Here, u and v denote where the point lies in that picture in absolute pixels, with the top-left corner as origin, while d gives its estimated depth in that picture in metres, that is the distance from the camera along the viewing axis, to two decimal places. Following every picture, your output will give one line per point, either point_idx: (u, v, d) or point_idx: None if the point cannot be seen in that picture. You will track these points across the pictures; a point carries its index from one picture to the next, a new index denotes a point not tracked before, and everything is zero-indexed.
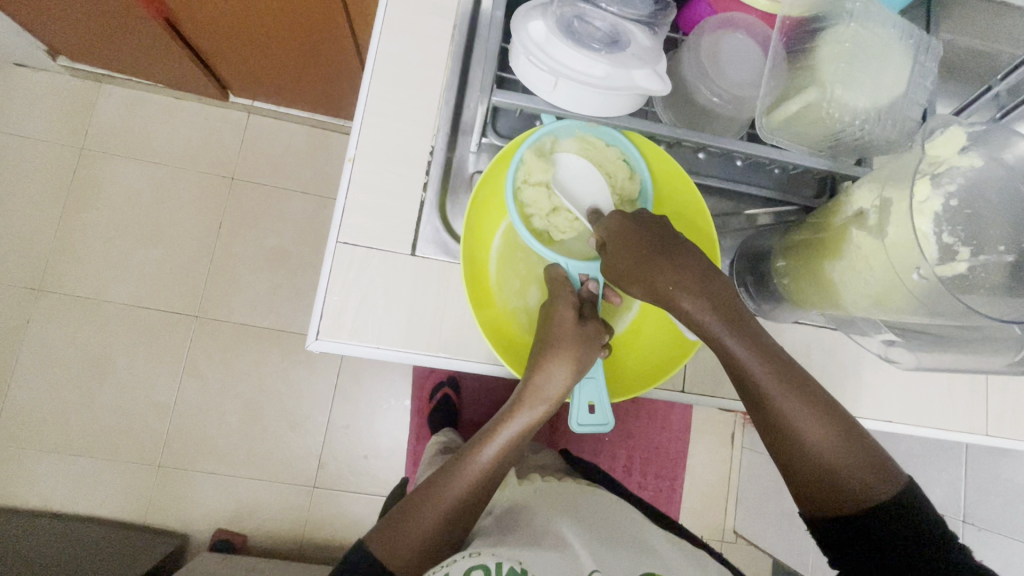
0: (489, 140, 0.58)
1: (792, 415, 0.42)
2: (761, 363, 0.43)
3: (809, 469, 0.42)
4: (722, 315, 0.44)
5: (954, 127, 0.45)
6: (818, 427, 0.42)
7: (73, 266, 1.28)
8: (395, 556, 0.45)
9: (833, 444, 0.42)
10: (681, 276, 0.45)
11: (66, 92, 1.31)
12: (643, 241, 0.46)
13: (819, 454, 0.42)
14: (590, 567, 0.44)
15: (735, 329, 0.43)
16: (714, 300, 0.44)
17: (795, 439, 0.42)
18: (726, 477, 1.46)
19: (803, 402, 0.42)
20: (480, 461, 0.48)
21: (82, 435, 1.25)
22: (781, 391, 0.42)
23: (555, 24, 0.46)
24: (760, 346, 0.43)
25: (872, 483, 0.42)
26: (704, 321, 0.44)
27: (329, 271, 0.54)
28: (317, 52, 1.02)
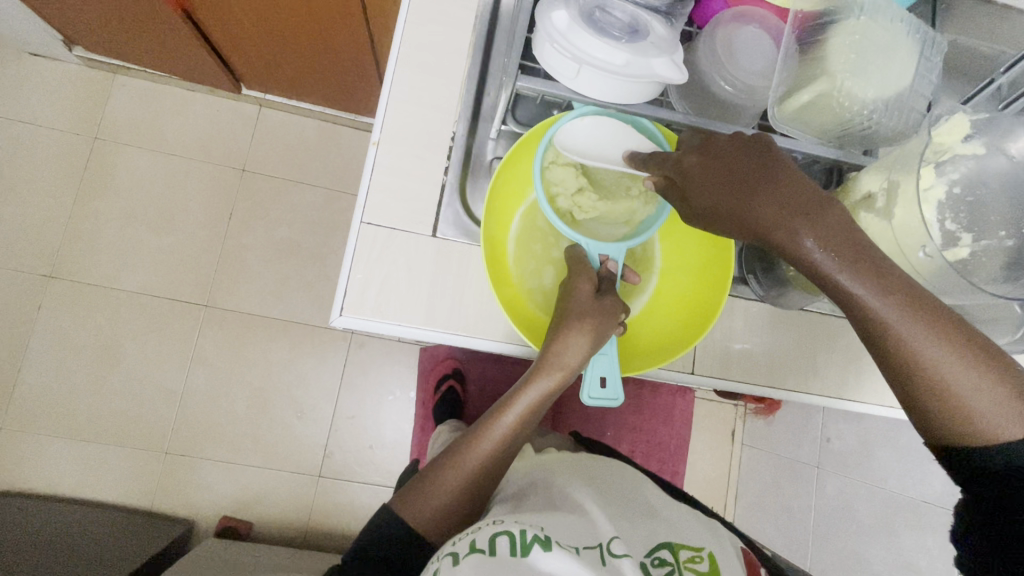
0: (508, 127, 0.59)
1: (914, 346, 0.38)
2: (887, 298, 0.37)
3: (932, 405, 0.38)
4: (851, 252, 0.38)
5: (958, 115, 0.48)
6: (949, 357, 0.37)
7: (85, 253, 1.30)
8: (419, 519, 0.48)
9: (965, 371, 0.37)
10: (796, 209, 0.39)
11: (81, 82, 1.33)
12: (734, 175, 0.42)
13: (951, 386, 0.37)
14: (609, 536, 0.46)
15: (857, 266, 0.38)
16: (835, 235, 0.38)
17: (919, 375, 0.38)
18: (726, 472, 1.48)
19: (931, 332, 0.37)
20: (497, 431, 0.50)
21: (91, 421, 1.26)
22: (905, 325, 0.37)
23: (578, 13, 0.48)
24: (882, 278, 0.38)
25: (1010, 414, 0.37)
26: (823, 259, 0.38)
27: (353, 250, 0.55)
28: (330, 45, 1.04)
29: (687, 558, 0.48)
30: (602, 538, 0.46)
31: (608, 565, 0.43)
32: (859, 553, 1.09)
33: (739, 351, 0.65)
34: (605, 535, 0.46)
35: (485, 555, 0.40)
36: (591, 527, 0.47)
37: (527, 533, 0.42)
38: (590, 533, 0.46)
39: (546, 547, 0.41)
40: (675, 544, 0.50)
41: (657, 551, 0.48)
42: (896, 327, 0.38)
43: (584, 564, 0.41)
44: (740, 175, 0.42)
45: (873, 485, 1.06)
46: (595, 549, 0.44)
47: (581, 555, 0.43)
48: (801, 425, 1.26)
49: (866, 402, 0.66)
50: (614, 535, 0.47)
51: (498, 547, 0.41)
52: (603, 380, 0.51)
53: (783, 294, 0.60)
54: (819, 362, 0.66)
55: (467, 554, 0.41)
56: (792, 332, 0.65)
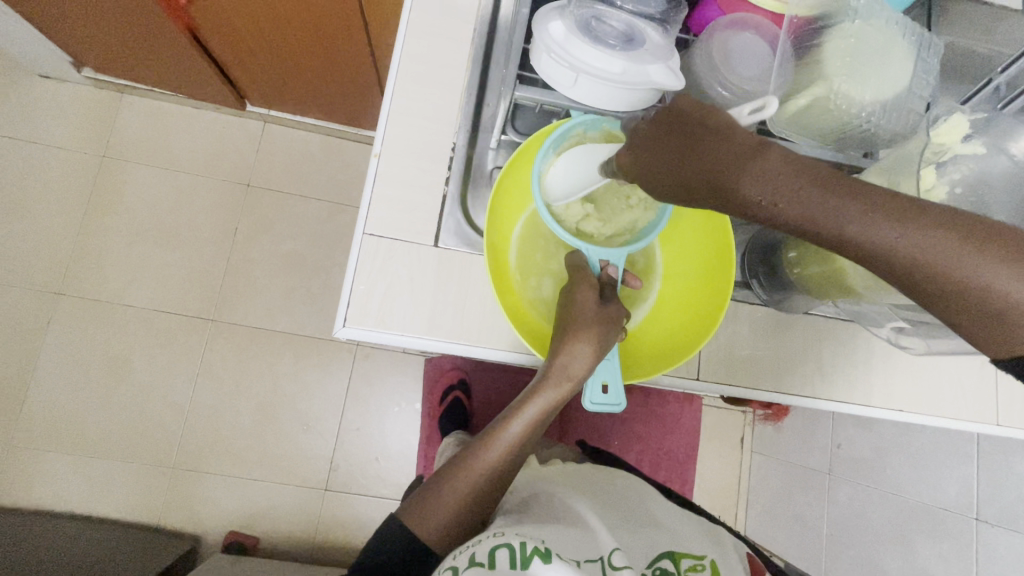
0: (508, 137, 0.61)
1: (913, 252, 0.33)
2: (858, 214, 0.34)
3: (967, 307, 0.34)
4: (803, 181, 0.35)
5: (957, 115, 0.49)
6: (967, 259, 0.33)
7: (93, 270, 1.31)
8: (426, 532, 0.49)
9: (969, 256, 0.33)
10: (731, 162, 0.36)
11: (90, 102, 1.35)
12: (664, 151, 0.40)
13: (984, 285, 0.33)
14: (610, 547, 0.47)
15: (815, 192, 0.34)
16: (780, 174, 0.35)
17: (937, 282, 0.33)
18: (736, 481, 1.46)
19: (917, 228, 0.33)
20: (504, 440, 0.51)
21: (99, 436, 1.26)
22: (896, 234, 0.33)
23: (573, 24, 0.49)
24: (851, 195, 0.34)
25: None
26: (769, 202, 0.35)
27: (356, 261, 0.56)
28: (333, 61, 1.05)
29: (688, 566, 0.50)
30: (603, 550, 0.46)
31: None
32: (875, 562, 1.06)
33: (745, 357, 0.64)
34: (606, 547, 0.46)
35: (485, 569, 0.41)
36: (591, 538, 0.47)
37: (527, 545, 0.42)
38: (590, 545, 0.46)
39: (545, 559, 0.41)
40: (676, 553, 0.51)
41: (659, 561, 0.49)
42: (893, 243, 0.33)
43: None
44: (674, 141, 0.39)
45: (885, 491, 1.05)
46: (597, 563, 0.45)
47: (582, 568, 0.43)
48: (811, 431, 1.25)
49: (876, 407, 0.65)
50: (615, 546, 0.47)
51: (498, 560, 0.41)
52: (606, 386, 0.51)
53: (786, 298, 0.61)
54: (827, 366, 0.65)
55: (466, 567, 0.41)
56: (798, 338, 0.65)
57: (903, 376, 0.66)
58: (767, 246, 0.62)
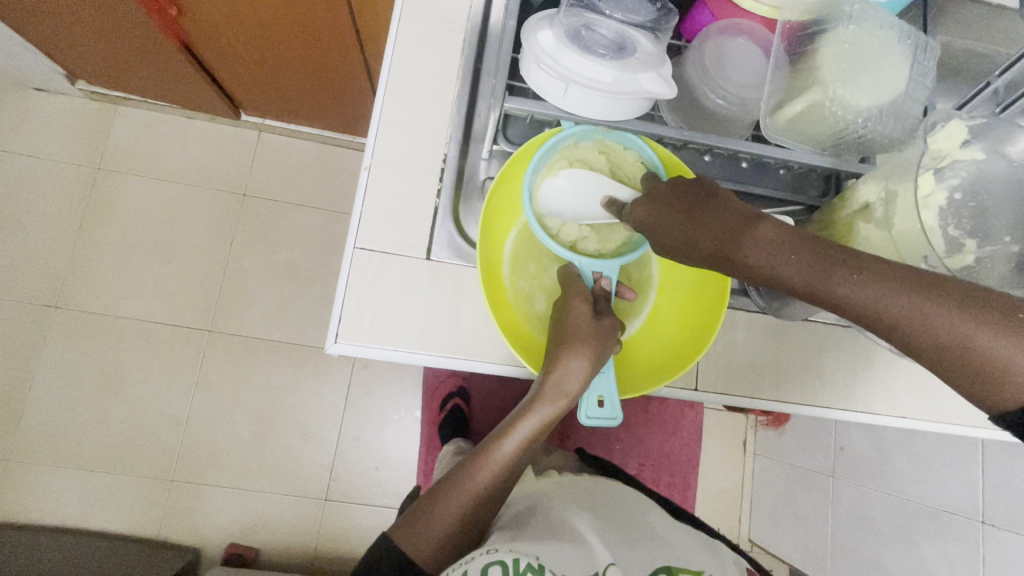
0: (500, 147, 0.59)
1: (900, 313, 0.33)
2: (841, 274, 0.35)
3: (968, 373, 0.32)
4: (791, 248, 0.37)
5: (954, 120, 0.48)
6: (959, 321, 0.32)
7: (89, 282, 1.30)
8: (421, 552, 0.49)
9: (960, 320, 0.32)
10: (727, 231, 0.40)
11: (84, 114, 1.35)
12: (673, 216, 0.45)
13: (979, 350, 0.31)
14: (606, 561, 0.46)
15: (802, 257, 0.37)
16: (769, 242, 0.38)
17: (930, 345, 0.32)
18: (739, 484, 1.45)
19: (902, 291, 0.33)
20: (497, 459, 0.50)
21: (97, 451, 1.26)
22: (877, 296, 0.34)
23: (563, 33, 0.48)
24: (835, 256, 0.36)
25: None
26: (764, 267, 0.38)
27: (347, 276, 0.55)
28: (325, 69, 1.05)
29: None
30: (598, 565, 0.45)
31: None
32: (880, 566, 1.05)
33: (744, 364, 0.63)
34: (601, 562, 0.46)
35: None
36: (587, 553, 0.47)
37: (520, 562, 0.42)
38: (586, 560, 0.46)
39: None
40: (674, 568, 0.49)
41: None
42: (876, 303, 0.34)
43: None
44: (680, 209, 0.44)
45: (889, 494, 1.04)
46: None
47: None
48: (814, 433, 1.24)
49: (878, 414, 0.64)
50: (611, 562, 0.46)
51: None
52: (602, 400, 0.50)
53: (785, 305, 0.59)
54: (828, 373, 0.64)
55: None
56: (798, 345, 0.64)
57: (905, 381, 0.65)
58: None
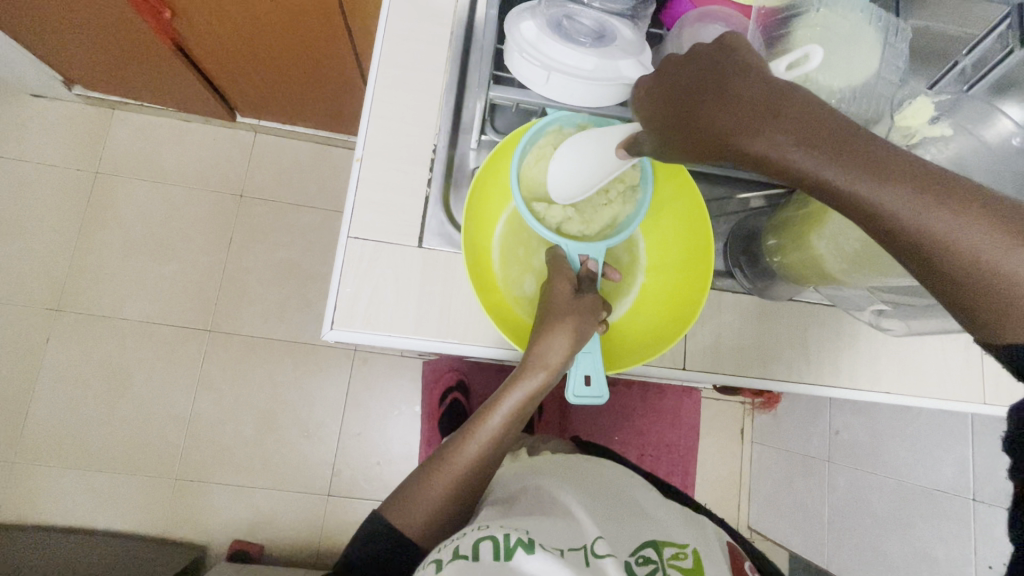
0: (488, 137, 0.62)
1: (919, 220, 0.31)
2: (871, 172, 0.32)
3: (968, 283, 0.31)
4: (822, 137, 0.33)
5: (922, 98, 0.49)
6: (978, 231, 0.30)
7: (90, 285, 1.32)
8: (409, 525, 0.51)
9: (980, 232, 0.31)
10: (749, 113, 0.34)
11: (81, 119, 1.36)
12: (687, 96, 0.38)
13: (989, 262, 0.30)
14: (593, 536, 0.47)
15: (832, 148, 0.32)
16: (794, 121, 0.33)
17: (940, 255, 0.31)
18: (737, 471, 1.46)
19: (927, 197, 0.31)
20: (485, 432, 0.53)
21: (102, 450, 1.27)
22: (900, 199, 0.31)
23: (545, 24, 0.50)
24: (867, 152, 0.32)
25: None
26: (787, 152, 0.33)
27: (341, 264, 0.57)
28: (319, 69, 1.07)
29: (671, 554, 0.49)
30: (586, 539, 0.47)
31: (591, 565, 0.44)
32: (875, 547, 1.07)
33: (730, 345, 0.65)
34: (589, 536, 0.47)
35: (468, 560, 0.41)
36: (576, 528, 0.48)
37: (510, 537, 0.43)
38: (574, 535, 0.47)
39: (529, 549, 0.42)
40: (660, 541, 0.51)
41: (642, 549, 0.49)
42: (898, 206, 0.32)
43: (567, 565, 0.42)
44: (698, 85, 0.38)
45: (883, 475, 1.06)
46: (580, 551, 0.45)
47: (565, 556, 0.44)
48: (809, 418, 1.25)
49: (864, 390, 0.66)
50: (599, 535, 0.48)
51: (482, 552, 0.42)
52: (588, 379, 0.51)
53: (770, 284, 0.62)
54: (814, 352, 0.66)
55: (450, 559, 0.42)
56: (784, 324, 0.65)
57: (890, 358, 0.67)
58: (748, 235, 0.64)
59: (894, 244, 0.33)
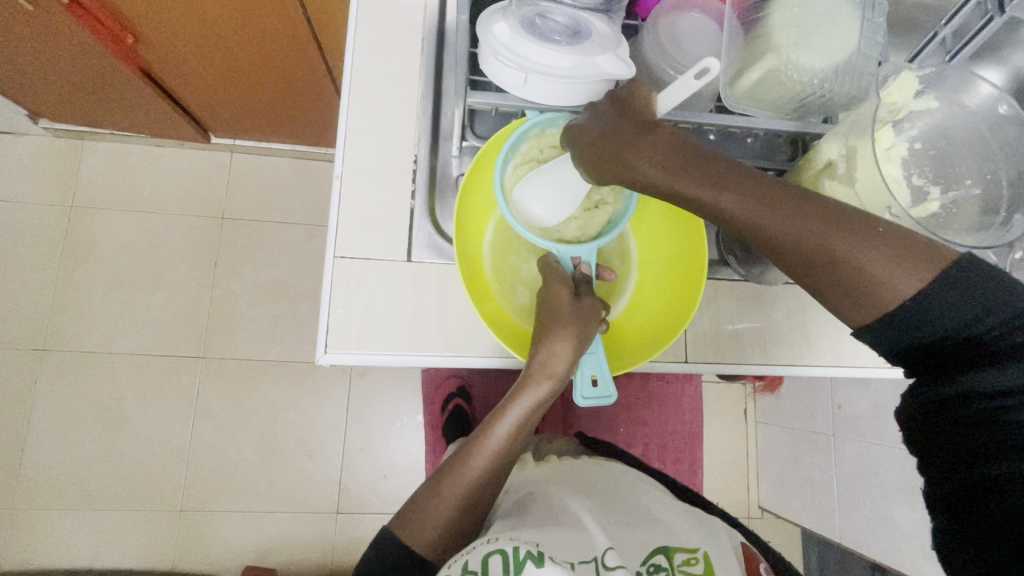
0: (469, 144, 0.59)
1: (772, 228, 0.40)
2: (724, 189, 0.40)
3: (829, 275, 0.39)
4: (682, 162, 0.41)
5: (907, 72, 0.48)
6: (820, 230, 0.39)
7: (75, 322, 1.29)
8: (419, 543, 0.50)
9: (823, 231, 0.39)
10: (626, 143, 0.43)
11: (51, 153, 1.33)
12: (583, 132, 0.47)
13: (835, 255, 0.39)
14: (605, 546, 0.46)
15: (689, 171, 0.41)
16: (661, 151, 0.42)
17: (797, 252, 0.40)
18: (744, 453, 1.47)
19: (773, 208, 0.40)
20: (491, 444, 0.53)
21: (102, 488, 1.25)
22: (751, 211, 0.40)
23: (518, 23, 0.49)
24: (718, 173, 0.41)
25: (900, 265, 0.37)
26: (659, 175, 0.42)
27: (330, 286, 0.55)
28: (290, 83, 1.04)
29: (682, 561, 0.49)
30: (597, 550, 0.46)
31: None
32: (887, 518, 1.07)
33: (731, 332, 0.64)
34: (600, 547, 0.46)
35: None
36: (587, 540, 0.47)
37: (520, 550, 0.41)
38: (585, 547, 0.46)
39: (538, 562, 0.40)
40: (671, 547, 0.51)
41: (653, 557, 0.49)
42: (752, 214, 0.40)
43: None
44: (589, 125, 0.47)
45: (889, 446, 1.06)
46: (591, 564, 0.44)
47: (576, 569, 0.42)
48: (811, 394, 1.26)
49: (866, 366, 0.66)
50: (610, 545, 0.46)
51: (491, 568, 0.40)
52: (596, 379, 0.51)
53: (764, 272, 0.60)
54: (814, 332, 0.65)
55: None
56: (783, 306, 0.65)
57: None
58: None
59: (763, 245, 0.41)
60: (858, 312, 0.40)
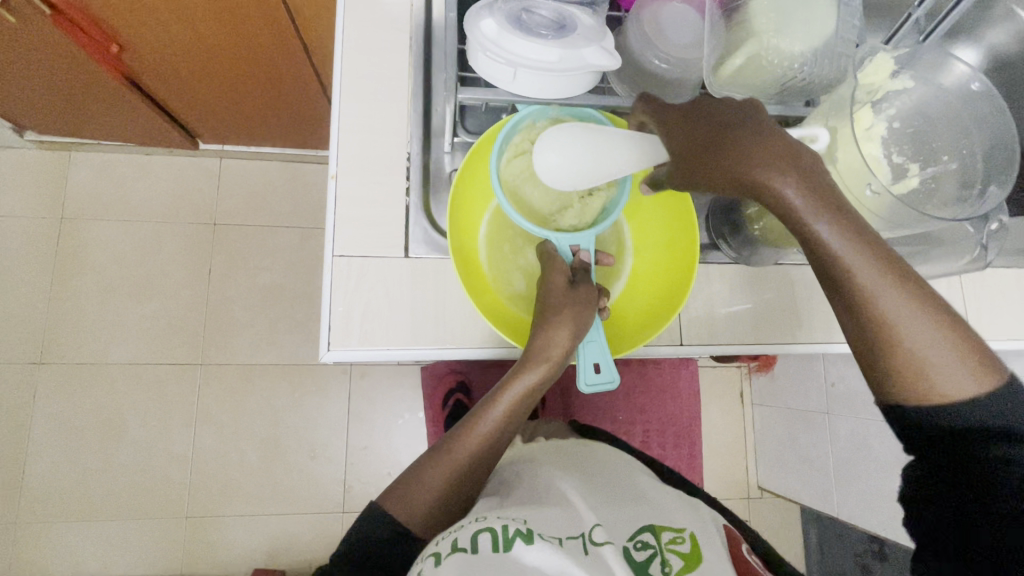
0: (461, 139, 0.60)
1: (874, 291, 0.41)
2: (856, 249, 0.40)
3: (880, 348, 0.42)
4: (830, 204, 0.40)
5: (880, 55, 0.50)
6: (900, 301, 0.41)
7: (71, 334, 1.29)
8: (410, 515, 0.52)
9: (905, 306, 0.41)
10: (784, 157, 0.39)
11: (38, 165, 1.32)
12: (708, 131, 0.43)
13: (895, 332, 0.42)
14: (591, 523, 0.48)
15: (834, 215, 0.40)
16: (817, 186, 0.40)
17: (873, 318, 0.42)
18: (742, 435, 1.49)
19: (880, 274, 0.41)
20: (485, 425, 0.55)
21: (106, 499, 1.25)
22: (869, 271, 0.41)
23: (504, 19, 0.50)
24: (852, 227, 0.40)
25: (955, 361, 0.41)
26: (798, 206, 0.40)
27: (330, 284, 0.56)
28: (277, 85, 1.04)
29: (669, 539, 0.50)
30: (584, 527, 0.48)
31: (590, 552, 0.44)
32: (882, 490, 1.10)
33: (723, 314, 0.66)
34: (587, 524, 0.48)
35: (468, 553, 0.41)
36: (575, 517, 0.49)
37: (509, 528, 0.44)
38: (572, 524, 0.48)
39: (528, 540, 0.43)
40: (656, 526, 0.51)
41: (640, 534, 0.50)
42: (858, 275, 0.41)
43: (567, 553, 0.42)
44: (718, 125, 0.43)
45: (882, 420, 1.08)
46: (579, 539, 0.46)
47: (564, 544, 0.44)
48: (804, 374, 1.28)
49: None
50: (596, 522, 0.49)
51: (481, 544, 0.42)
52: (598, 366, 0.52)
53: (755, 252, 0.63)
54: (803, 310, 0.67)
55: (450, 552, 0.42)
56: (772, 287, 0.67)
57: None
58: (726, 204, 0.64)
59: (846, 300, 0.42)
60: (892, 384, 0.43)
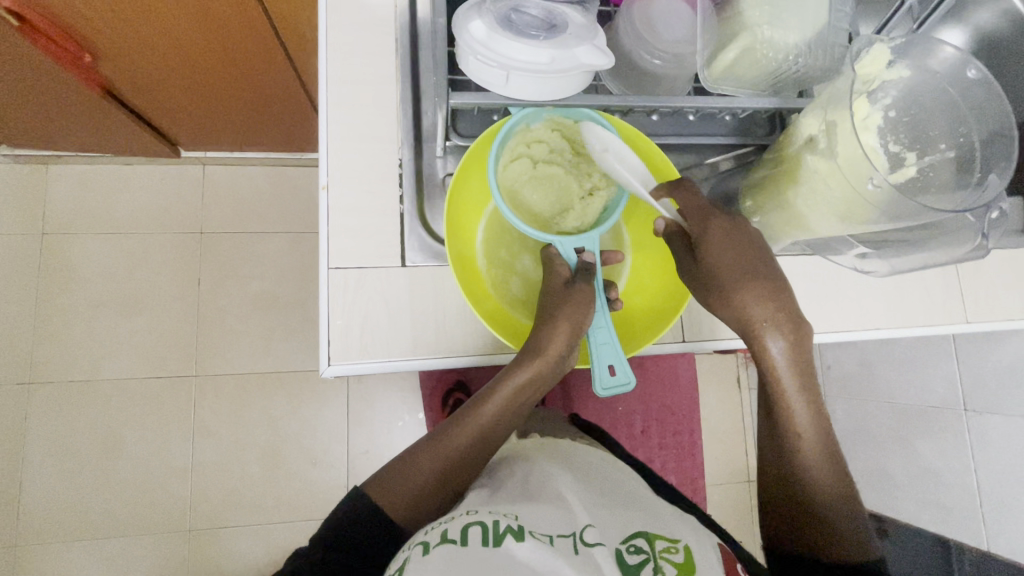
0: (453, 143, 0.59)
1: (793, 406, 0.52)
2: (796, 376, 0.51)
3: (781, 458, 0.54)
4: (795, 341, 0.51)
5: (878, 45, 0.49)
6: (807, 423, 0.52)
7: (61, 352, 1.27)
8: (395, 503, 0.51)
9: (811, 429, 0.52)
10: (775, 311, 0.51)
11: (16, 181, 1.28)
12: (743, 258, 0.51)
13: (794, 445, 0.53)
14: (584, 522, 0.48)
15: (797, 354, 0.51)
16: (792, 328, 0.51)
17: (784, 431, 0.53)
18: (741, 420, 1.51)
19: (805, 396, 0.52)
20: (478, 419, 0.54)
21: (107, 517, 1.24)
22: (795, 392, 0.52)
23: (493, 21, 0.48)
24: (801, 363, 0.51)
25: (829, 482, 0.52)
26: (769, 338, 0.51)
27: (327, 298, 0.55)
28: (259, 89, 1.02)
29: (663, 548, 0.47)
30: (576, 526, 0.47)
31: (581, 552, 0.43)
32: (879, 469, 1.11)
33: None
34: (580, 523, 0.47)
35: (457, 545, 0.41)
36: (569, 516, 0.48)
37: (500, 524, 0.44)
38: (567, 522, 0.47)
39: (518, 536, 0.43)
40: (651, 534, 0.49)
41: (632, 539, 0.47)
42: (790, 395, 0.52)
43: (557, 552, 0.42)
44: (741, 254, 0.52)
45: (878, 400, 1.10)
46: (569, 538, 0.45)
47: (554, 543, 0.43)
48: None
49: (855, 330, 0.68)
50: (589, 523, 0.48)
51: (470, 537, 0.42)
52: (613, 368, 0.51)
53: None
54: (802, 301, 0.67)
55: (438, 542, 0.42)
56: None
57: (877, 295, 0.68)
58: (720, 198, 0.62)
59: (772, 410, 0.53)
60: (781, 486, 0.54)
